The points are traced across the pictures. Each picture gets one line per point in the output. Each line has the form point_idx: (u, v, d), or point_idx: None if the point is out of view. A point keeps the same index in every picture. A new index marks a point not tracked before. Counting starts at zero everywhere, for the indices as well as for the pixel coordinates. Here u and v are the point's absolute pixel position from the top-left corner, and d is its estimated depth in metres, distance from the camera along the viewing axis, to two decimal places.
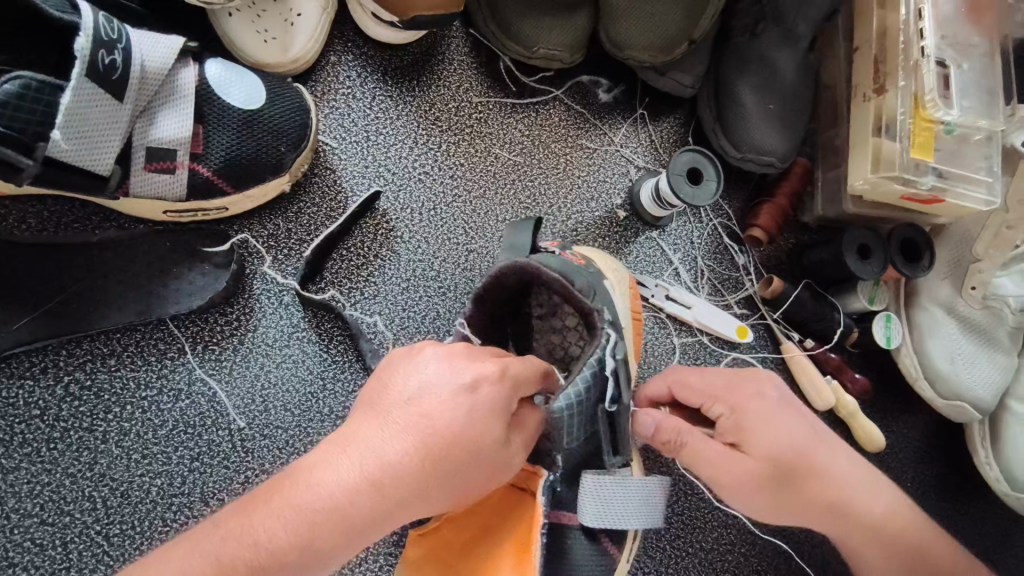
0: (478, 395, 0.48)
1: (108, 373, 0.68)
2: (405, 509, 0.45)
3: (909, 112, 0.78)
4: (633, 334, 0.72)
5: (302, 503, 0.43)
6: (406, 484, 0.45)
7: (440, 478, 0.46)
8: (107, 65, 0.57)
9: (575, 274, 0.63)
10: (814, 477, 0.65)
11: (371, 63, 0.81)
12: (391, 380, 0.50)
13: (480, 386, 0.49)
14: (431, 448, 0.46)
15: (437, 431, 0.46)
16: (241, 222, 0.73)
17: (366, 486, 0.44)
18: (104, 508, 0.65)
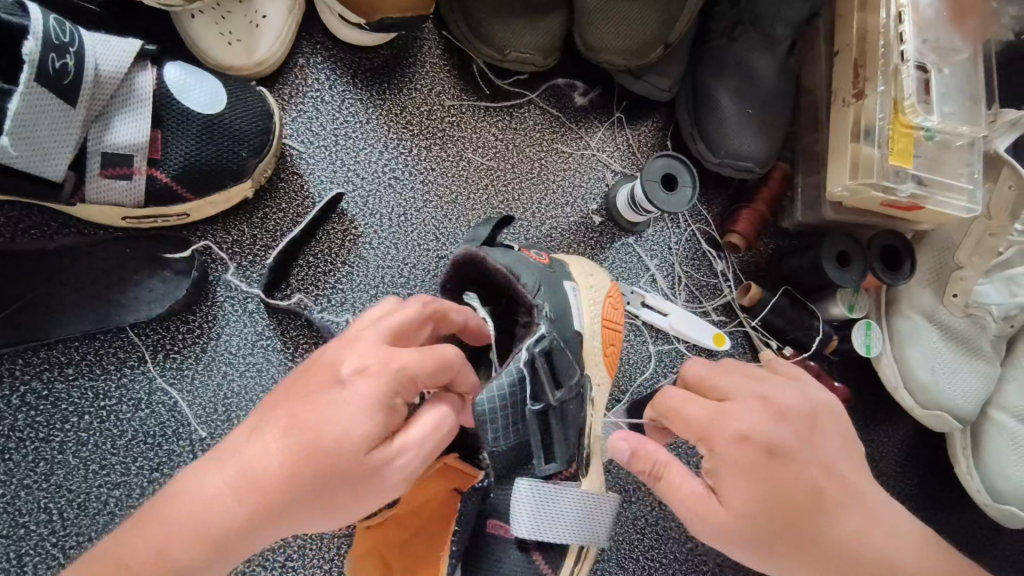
0: (347, 389, 0.47)
1: (65, 382, 0.67)
2: (277, 515, 0.45)
3: (889, 117, 0.77)
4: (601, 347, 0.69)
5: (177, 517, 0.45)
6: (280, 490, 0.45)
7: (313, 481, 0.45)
8: (59, 69, 0.56)
9: (523, 270, 0.62)
10: (814, 530, 0.57)
11: (341, 65, 0.79)
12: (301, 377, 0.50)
13: (350, 380, 0.47)
14: (299, 452, 0.45)
15: (316, 441, 0.45)
16: (204, 228, 0.72)
17: (239, 491, 0.45)
18: (60, 520, 0.64)
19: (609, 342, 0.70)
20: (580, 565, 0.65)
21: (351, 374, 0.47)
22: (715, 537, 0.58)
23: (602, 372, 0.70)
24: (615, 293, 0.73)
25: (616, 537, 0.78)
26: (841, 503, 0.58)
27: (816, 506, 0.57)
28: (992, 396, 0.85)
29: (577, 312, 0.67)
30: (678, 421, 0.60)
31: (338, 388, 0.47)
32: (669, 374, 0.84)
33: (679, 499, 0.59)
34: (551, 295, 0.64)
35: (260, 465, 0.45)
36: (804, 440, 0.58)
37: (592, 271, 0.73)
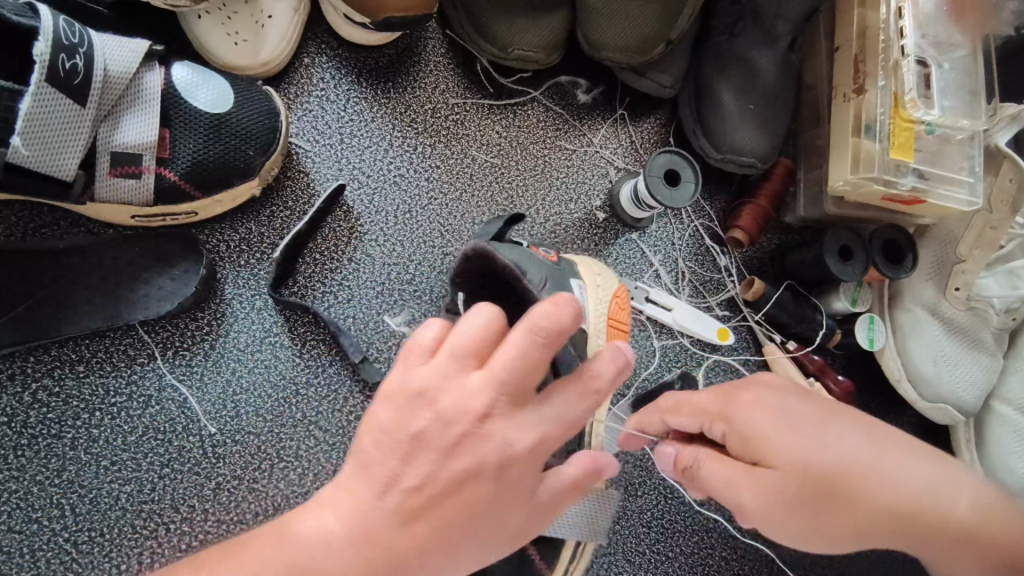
0: (496, 440, 0.45)
1: (76, 379, 0.67)
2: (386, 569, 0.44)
3: (889, 111, 0.77)
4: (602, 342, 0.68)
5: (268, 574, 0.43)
6: (430, 545, 0.45)
7: (470, 540, 0.46)
8: (69, 69, 0.57)
9: (531, 268, 0.63)
10: (849, 501, 0.55)
11: (345, 64, 0.80)
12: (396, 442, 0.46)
13: (506, 434, 0.45)
14: (471, 510, 0.45)
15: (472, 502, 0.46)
16: (211, 227, 0.73)
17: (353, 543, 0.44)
18: (73, 516, 0.65)
19: (616, 340, 0.69)
20: (578, 562, 0.69)
21: (505, 428, 0.45)
22: (753, 513, 0.57)
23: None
24: (624, 293, 0.73)
25: (622, 531, 0.79)
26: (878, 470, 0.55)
27: (852, 472, 0.55)
28: (994, 388, 0.86)
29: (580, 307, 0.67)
30: (690, 409, 0.62)
31: (489, 444, 0.45)
32: (674, 369, 0.85)
33: (716, 480, 0.58)
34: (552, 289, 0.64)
35: (327, 524, 0.44)
36: (824, 410, 0.59)
37: (605, 273, 0.73)
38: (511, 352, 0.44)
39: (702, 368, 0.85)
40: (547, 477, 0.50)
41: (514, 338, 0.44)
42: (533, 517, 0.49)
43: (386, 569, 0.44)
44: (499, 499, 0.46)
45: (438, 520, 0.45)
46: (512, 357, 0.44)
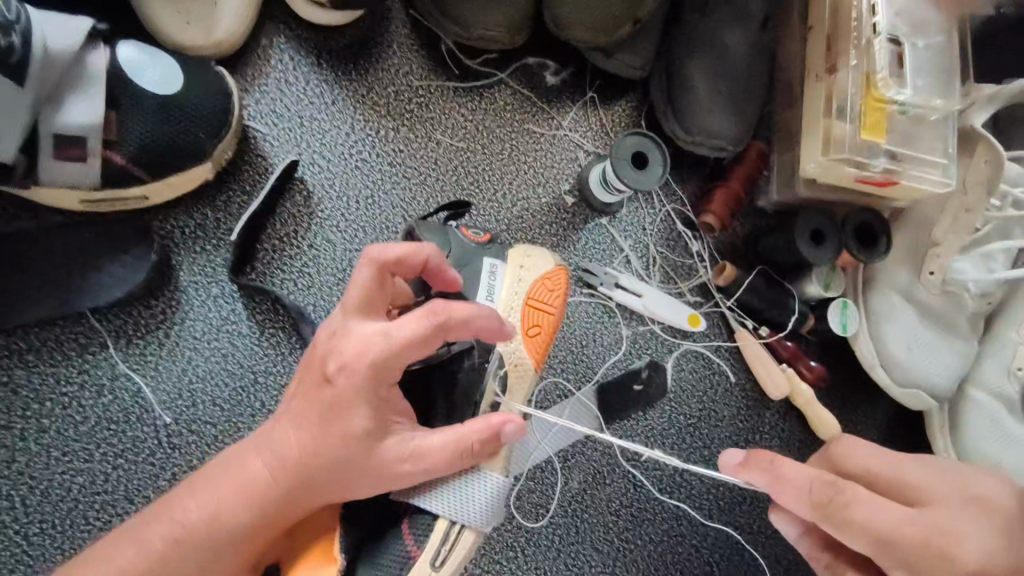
0: (338, 385, 0.53)
1: (25, 368, 0.66)
2: (302, 486, 0.54)
3: (860, 91, 0.76)
4: (523, 325, 0.68)
5: (192, 513, 0.54)
6: (307, 476, 0.53)
7: (335, 474, 0.53)
8: (4, 48, 0.55)
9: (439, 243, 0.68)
10: (892, 527, 0.55)
11: (305, 46, 0.78)
12: (303, 400, 0.54)
13: (338, 373, 0.53)
14: (324, 447, 0.53)
15: (323, 448, 0.53)
16: (166, 213, 0.71)
17: (273, 475, 0.54)
18: (22, 508, 0.64)
19: (532, 322, 0.68)
20: (452, 548, 0.58)
21: (338, 369, 0.53)
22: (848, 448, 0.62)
23: (524, 355, 0.67)
24: (560, 275, 0.71)
25: (590, 520, 0.78)
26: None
27: (932, 493, 0.58)
28: (970, 373, 0.85)
29: (489, 289, 0.68)
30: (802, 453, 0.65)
31: (331, 387, 0.53)
32: (644, 356, 0.84)
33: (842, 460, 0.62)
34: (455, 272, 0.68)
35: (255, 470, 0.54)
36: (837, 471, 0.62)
37: (536, 253, 0.71)
38: (359, 290, 0.55)
39: (673, 355, 0.84)
40: (408, 436, 0.54)
41: (360, 276, 0.55)
42: (385, 466, 0.53)
43: (288, 492, 0.54)
44: (339, 441, 0.53)
45: (303, 455, 0.53)
46: (361, 294, 0.54)
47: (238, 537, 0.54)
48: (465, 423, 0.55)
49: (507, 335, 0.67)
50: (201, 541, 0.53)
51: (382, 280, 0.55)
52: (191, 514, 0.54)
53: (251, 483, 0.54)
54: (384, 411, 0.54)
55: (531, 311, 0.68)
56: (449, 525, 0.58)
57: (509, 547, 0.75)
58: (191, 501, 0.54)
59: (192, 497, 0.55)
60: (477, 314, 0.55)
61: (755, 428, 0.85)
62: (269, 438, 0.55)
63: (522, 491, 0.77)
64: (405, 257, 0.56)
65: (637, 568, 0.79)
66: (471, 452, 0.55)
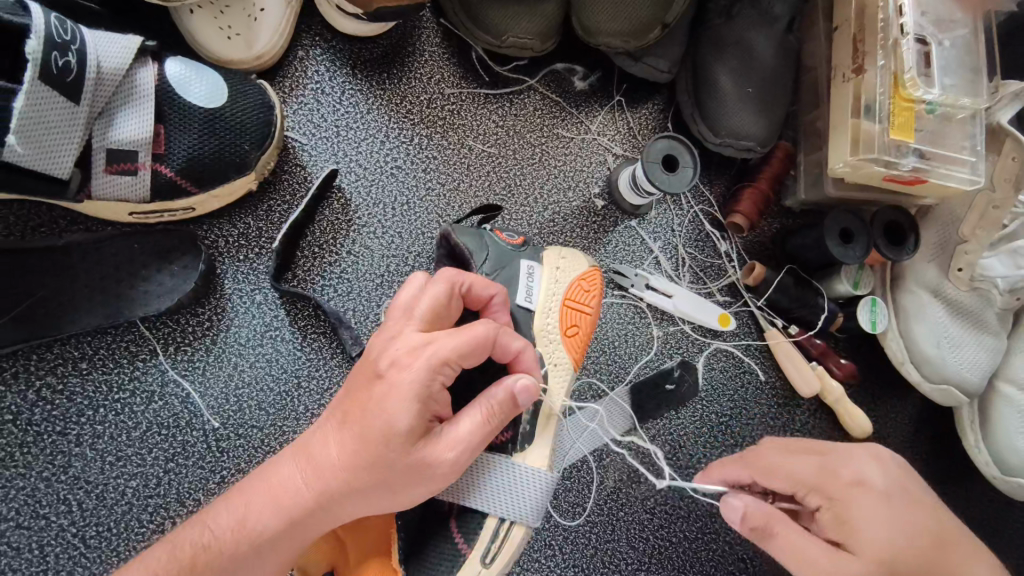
0: (387, 381, 0.53)
1: (79, 376, 0.68)
2: (345, 498, 0.53)
3: (889, 91, 0.76)
4: (562, 326, 0.69)
5: (222, 519, 0.54)
6: (344, 483, 0.52)
7: (375, 474, 0.52)
8: (62, 67, 0.57)
9: (482, 254, 0.69)
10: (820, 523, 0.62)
11: (340, 57, 0.80)
12: (352, 408, 0.54)
13: (391, 371, 0.53)
14: (367, 449, 0.52)
15: (365, 461, 0.52)
16: (210, 222, 0.73)
17: (311, 486, 0.53)
18: (80, 511, 0.65)
19: (570, 322, 0.69)
20: (501, 547, 0.60)
21: (390, 367, 0.54)
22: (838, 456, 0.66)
23: (563, 355, 0.68)
24: (595, 276, 0.72)
25: (626, 518, 0.79)
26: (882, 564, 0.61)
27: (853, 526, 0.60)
28: (1000, 367, 0.85)
29: (528, 291, 0.69)
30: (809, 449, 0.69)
31: (380, 382, 0.53)
32: (676, 355, 0.85)
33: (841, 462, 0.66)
34: (496, 274, 0.69)
35: (296, 480, 0.54)
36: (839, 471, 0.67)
37: (571, 254, 0.73)
38: (429, 300, 0.58)
39: (704, 354, 0.85)
40: (441, 429, 0.53)
41: (433, 289, 0.58)
42: (423, 459, 0.52)
43: (329, 503, 0.53)
44: (380, 439, 0.51)
45: (344, 459, 0.52)
46: (430, 305, 0.58)
47: (265, 546, 0.53)
48: (486, 393, 0.55)
49: (546, 338, 0.68)
50: (226, 550, 0.52)
51: (451, 297, 0.59)
52: (222, 519, 0.54)
53: (286, 492, 0.54)
54: (429, 406, 0.53)
55: (569, 310, 0.69)
56: (498, 524, 0.60)
57: (548, 546, 0.77)
58: (223, 506, 0.55)
59: (224, 504, 0.55)
60: (512, 335, 0.59)
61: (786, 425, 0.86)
62: (308, 446, 0.55)
63: (558, 490, 0.78)
64: (474, 285, 0.62)
65: (672, 565, 0.80)
66: (496, 419, 0.55)
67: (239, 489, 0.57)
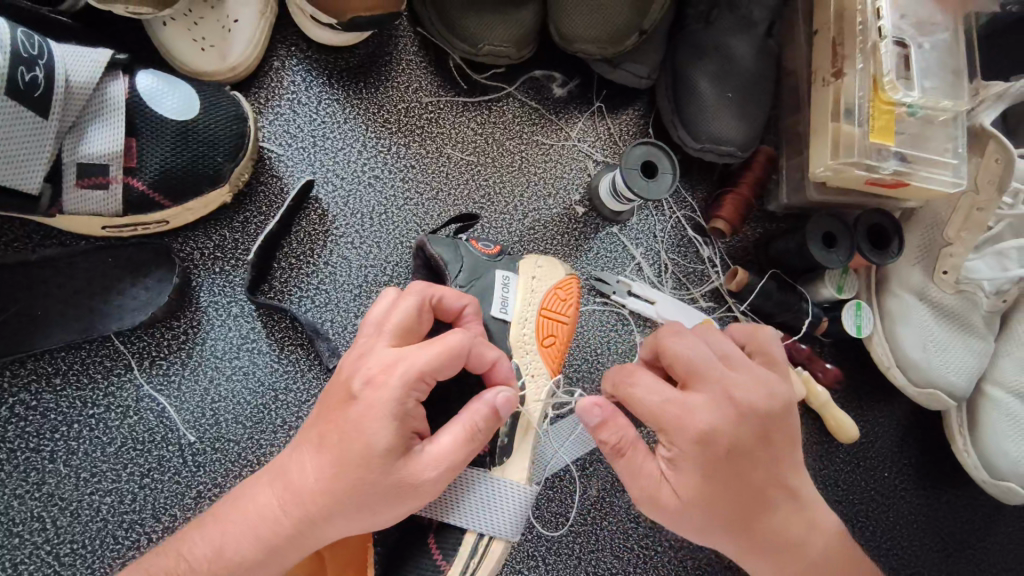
0: (361, 401, 0.52)
1: (53, 393, 0.67)
2: (322, 521, 0.52)
3: (868, 94, 0.76)
4: (537, 335, 0.68)
5: (197, 549, 0.54)
6: (319, 507, 0.52)
7: (350, 497, 0.51)
8: (28, 82, 0.57)
9: (457, 265, 0.69)
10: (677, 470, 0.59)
11: (317, 66, 0.79)
12: (324, 426, 0.53)
13: (364, 390, 0.53)
14: (344, 470, 0.51)
15: (341, 481, 0.51)
16: (185, 235, 0.73)
17: (281, 508, 0.53)
18: (54, 529, 0.65)
19: (547, 332, 0.68)
20: (479, 565, 0.59)
21: (362, 387, 0.53)
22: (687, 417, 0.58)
23: (540, 365, 0.67)
24: (572, 285, 0.71)
25: (609, 527, 0.79)
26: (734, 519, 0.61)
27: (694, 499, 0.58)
28: (986, 370, 0.84)
29: (504, 301, 0.69)
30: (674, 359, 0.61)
31: (353, 403, 0.53)
32: None
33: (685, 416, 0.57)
34: (470, 287, 0.69)
35: (267, 501, 0.53)
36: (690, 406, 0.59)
37: (547, 262, 0.72)
38: (401, 315, 0.58)
39: None
40: (420, 447, 0.53)
41: (404, 304, 0.58)
42: (405, 479, 0.52)
43: (300, 525, 0.52)
44: (359, 459, 0.51)
45: (315, 481, 0.52)
46: (402, 320, 0.57)
47: (238, 571, 0.53)
48: (465, 410, 0.55)
49: (523, 348, 0.68)
50: None
51: (421, 311, 0.59)
52: (196, 549, 0.54)
53: (257, 514, 0.53)
54: (408, 423, 0.52)
55: (545, 319, 0.69)
56: (477, 539, 0.59)
57: (531, 556, 0.76)
58: (196, 536, 0.55)
59: (197, 534, 0.55)
60: (485, 345, 0.59)
61: None
62: (280, 471, 0.54)
63: (540, 501, 0.77)
64: (444, 297, 0.61)
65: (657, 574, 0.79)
66: (479, 436, 0.54)
67: (209, 515, 0.57)
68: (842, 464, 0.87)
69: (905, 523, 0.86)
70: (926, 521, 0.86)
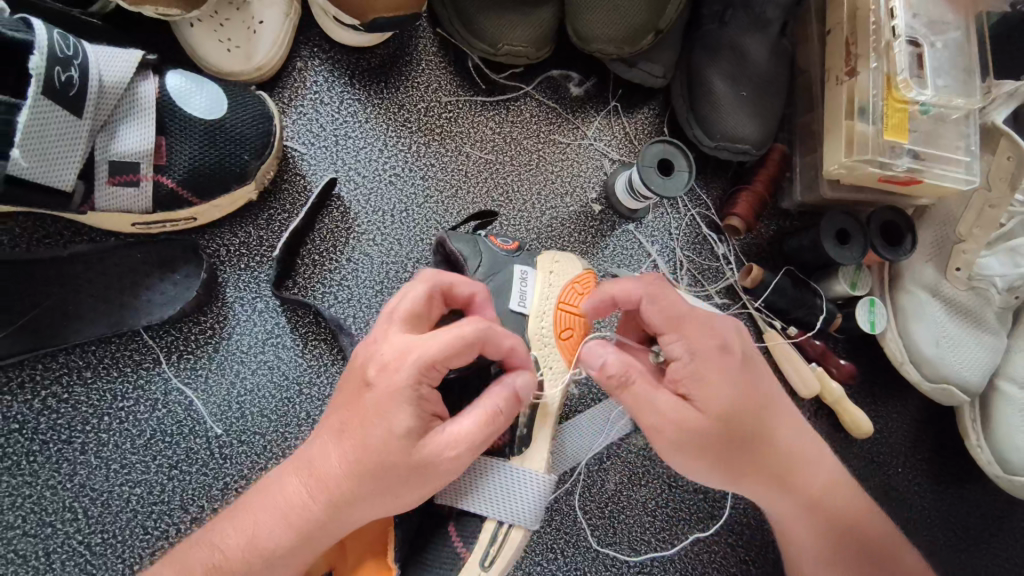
0: (377, 387, 0.54)
1: (84, 385, 0.69)
2: (350, 503, 0.53)
3: (882, 93, 0.77)
4: (553, 325, 0.69)
5: (231, 539, 0.55)
6: (346, 490, 0.53)
7: (376, 480, 0.52)
8: (64, 82, 0.58)
9: (476, 256, 0.70)
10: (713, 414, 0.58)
11: (338, 67, 0.81)
12: (349, 412, 0.54)
13: (378, 377, 0.54)
14: (364, 453, 0.52)
15: (365, 463, 0.52)
16: (212, 231, 0.74)
17: (311, 494, 0.54)
18: (85, 519, 0.66)
19: (564, 326, 0.69)
20: (500, 550, 0.60)
21: (377, 374, 0.54)
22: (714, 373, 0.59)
23: (559, 360, 0.68)
24: (589, 279, 0.72)
25: (626, 521, 0.80)
26: (758, 456, 0.62)
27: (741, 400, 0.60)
28: (1000, 366, 0.85)
29: (522, 295, 0.70)
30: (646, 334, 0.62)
31: (370, 390, 0.54)
32: None
33: (646, 409, 0.59)
34: (489, 280, 0.70)
35: (298, 490, 0.54)
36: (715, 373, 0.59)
37: (564, 258, 0.73)
38: (410, 302, 0.59)
39: None
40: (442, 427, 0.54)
41: (415, 292, 0.59)
42: (424, 460, 0.53)
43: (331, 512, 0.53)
44: (377, 443, 0.52)
45: (343, 467, 0.53)
46: (411, 307, 0.58)
47: (274, 561, 0.54)
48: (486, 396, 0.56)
49: (541, 342, 0.68)
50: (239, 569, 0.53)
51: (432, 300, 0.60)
52: (231, 539, 0.55)
53: (289, 503, 0.54)
54: (424, 407, 0.54)
55: (563, 314, 0.69)
56: (497, 527, 0.61)
57: (550, 549, 0.77)
58: (227, 525, 0.56)
59: (230, 524, 0.56)
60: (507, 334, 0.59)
61: None
62: (307, 460, 0.56)
63: (561, 495, 0.78)
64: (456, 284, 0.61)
65: (674, 568, 0.80)
66: (500, 419, 0.55)
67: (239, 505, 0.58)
68: (855, 460, 0.87)
69: (919, 518, 0.87)
70: (939, 516, 0.87)
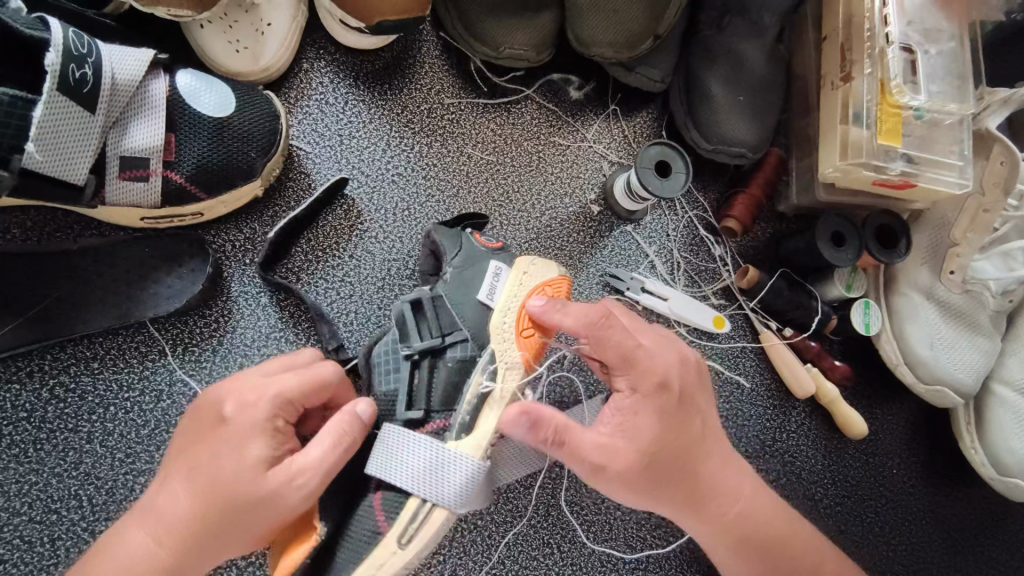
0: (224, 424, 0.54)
1: (91, 375, 0.70)
2: (199, 548, 0.52)
3: (876, 98, 0.78)
4: (517, 318, 0.68)
5: None
6: (193, 532, 0.52)
7: (223, 523, 0.52)
8: (78, 78, 0.60)
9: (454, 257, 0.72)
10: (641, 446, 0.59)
11: (343, 69, 0.83)
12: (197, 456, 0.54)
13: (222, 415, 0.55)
14: (211, 492, 0.52)
15: (213, 502, 0.52)
16: (219, 227, 0.76)
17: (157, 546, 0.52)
18: (90, 506, 0.68)
19: (527, 324, 0.68)
20: (421, 528, 0.58)
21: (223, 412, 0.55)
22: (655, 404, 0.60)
23: (516, 355, 0.66)
24: (563, 285, 0.72)
25: (622, 518, 0.81)
26: (691, 486, 0.63)
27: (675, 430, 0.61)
28: (994, 368, 0.85)
29: (491, 289, 0.70)
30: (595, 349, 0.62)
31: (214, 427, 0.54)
32: None
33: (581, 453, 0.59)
34: (460, 271, 0.71)
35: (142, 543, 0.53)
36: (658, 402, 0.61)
37: (540, 262, 0.72)
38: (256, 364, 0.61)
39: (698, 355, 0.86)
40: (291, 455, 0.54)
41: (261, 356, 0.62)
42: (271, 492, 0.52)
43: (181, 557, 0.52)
44: (224, 480, 0.52)
45: (187, 511, 0.52)
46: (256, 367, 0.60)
47: None
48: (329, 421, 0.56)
49: (500, 336, 0.67)
50: None
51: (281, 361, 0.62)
52: None
53: (136, 558, 0.52)
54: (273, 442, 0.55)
55: (522, 315, 0.68)
56: (421, 505, 0.59)
57: (546, 544, 0.78)
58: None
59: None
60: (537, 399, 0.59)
61: (782, 426, 0.87)
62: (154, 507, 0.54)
63: (558, 491, 0.79)
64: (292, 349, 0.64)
65: (669, 565, 0.81)
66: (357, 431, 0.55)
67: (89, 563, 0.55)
68: (850, 460, 0.88)
69: (915, 519, 0.88)
70: (934, 517, 0.88)
